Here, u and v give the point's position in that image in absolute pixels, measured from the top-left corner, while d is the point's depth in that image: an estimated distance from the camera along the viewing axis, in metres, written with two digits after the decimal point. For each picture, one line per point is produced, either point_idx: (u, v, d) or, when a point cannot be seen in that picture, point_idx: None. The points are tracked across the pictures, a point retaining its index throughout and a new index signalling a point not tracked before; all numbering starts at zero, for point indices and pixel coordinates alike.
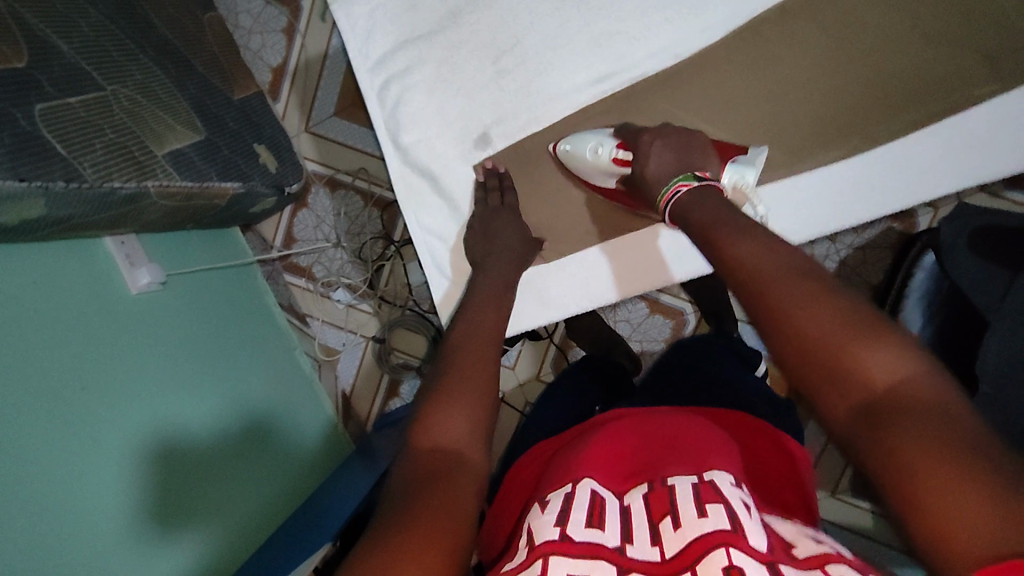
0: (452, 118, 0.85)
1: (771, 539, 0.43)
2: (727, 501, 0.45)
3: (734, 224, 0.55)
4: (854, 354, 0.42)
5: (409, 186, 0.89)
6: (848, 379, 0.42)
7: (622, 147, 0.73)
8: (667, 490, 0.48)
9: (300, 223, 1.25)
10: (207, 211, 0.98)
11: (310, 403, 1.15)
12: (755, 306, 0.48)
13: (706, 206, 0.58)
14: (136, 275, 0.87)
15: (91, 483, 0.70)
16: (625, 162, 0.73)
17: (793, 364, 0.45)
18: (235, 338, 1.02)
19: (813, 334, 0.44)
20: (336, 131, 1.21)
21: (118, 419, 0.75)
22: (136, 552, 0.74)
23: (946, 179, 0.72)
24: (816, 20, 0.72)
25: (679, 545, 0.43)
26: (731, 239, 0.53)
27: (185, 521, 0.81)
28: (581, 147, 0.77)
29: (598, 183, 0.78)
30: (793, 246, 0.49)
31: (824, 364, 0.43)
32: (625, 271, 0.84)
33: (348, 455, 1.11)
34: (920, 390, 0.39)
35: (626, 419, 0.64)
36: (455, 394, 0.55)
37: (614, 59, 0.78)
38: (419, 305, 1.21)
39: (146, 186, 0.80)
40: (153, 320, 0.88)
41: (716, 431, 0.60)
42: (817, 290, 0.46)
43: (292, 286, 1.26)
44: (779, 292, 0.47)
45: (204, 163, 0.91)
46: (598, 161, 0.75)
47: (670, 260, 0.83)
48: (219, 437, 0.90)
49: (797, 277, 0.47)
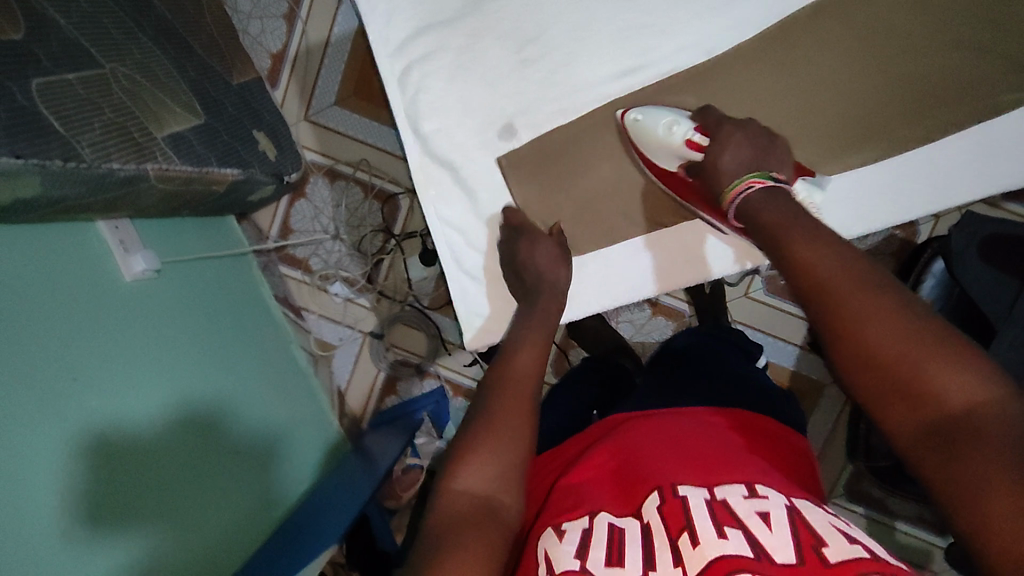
0: (473, 107, 0.82)
1: (799, 541, 0.37)
2: (745, 522, 0.39)
3: (804, 230, 0.52)
4: (929, 373, 0.41)
5: (427, 176, 0.86)
6: (918, 399, 0.41)
7: (700, 130, 0.70)
8: (680, 501, 0.42)
9: (296, 214, 1.21)
10: (204, 198, 0.95)
11: (303, 395, 1.11)
12: (821, 318, 0.46)
13: (779, 210, 0.56)
14: (130, 262, 0.83)
15: (84, 484, 0.65)
16: (699, 147, 0.70)
17: (861, 379, 0.44)
18: (228, 329, 0.99)
19: (884, 352, 0.42)
20: (337, 121, 1.18)
21: (111, 414, 0.71)
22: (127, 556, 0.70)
23: (970, 185, 0.72)
24: (848, 22, 0.71)
25: (699, 566, 0.37)
26: (800, 246, 0.51)
27: (179, 525, 0.77)
28: (654, 122, 0.73)
29: (662, 165, 0.76)
30: (860, 256, 0.48)
31: (894, 381, 0.42)
32: (665, 265, 0.83)
33: (344, 456, 1.08)
34: (996, 416, 0.38)
35: (629, 423, 0.57)
36: (503, 415, 0.52)
37: (641, 53, 0.77)
38: (418, 301, 1.19)
39: (145, 169, 0.76)
40: (146, 310, 0.83)
41: (721, 431, 0.54)
42: (891, 304, 0.44)
43: (288, 277, 1.22)
44: (848, 304, 0.45)
45: (203, 148, 0.87)
46: (670, 139, 0.72)
47: (714, 260, 0.82)
48: (216, 431, 0.86)
49: (870, 289, 0.45)
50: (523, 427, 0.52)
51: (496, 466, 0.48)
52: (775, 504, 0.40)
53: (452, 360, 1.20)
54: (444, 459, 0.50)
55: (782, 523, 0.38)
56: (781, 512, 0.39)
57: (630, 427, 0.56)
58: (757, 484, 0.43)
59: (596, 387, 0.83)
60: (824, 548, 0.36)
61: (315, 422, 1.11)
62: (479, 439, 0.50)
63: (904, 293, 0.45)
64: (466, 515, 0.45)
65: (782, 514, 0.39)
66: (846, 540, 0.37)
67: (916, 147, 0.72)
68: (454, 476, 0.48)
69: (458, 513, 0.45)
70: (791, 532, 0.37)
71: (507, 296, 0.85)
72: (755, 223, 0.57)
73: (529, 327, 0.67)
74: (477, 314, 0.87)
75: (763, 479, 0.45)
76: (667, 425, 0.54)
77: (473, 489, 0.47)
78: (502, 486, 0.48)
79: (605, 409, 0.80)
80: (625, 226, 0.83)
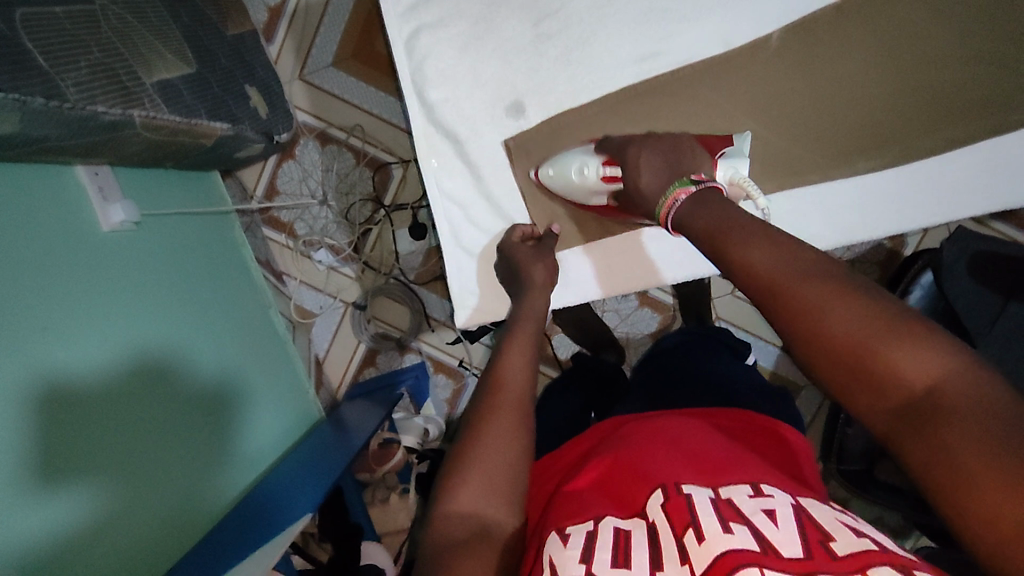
0: (484, 80, 0.80)
1: (805, 536, 0.35)
2: (752, 518, 0.37)
3: (738, 224, 0.48)
4: (883, 354, 0.36)
5: (429, 145, 0.83)
6: (880, 383, 0.36)
7: (608, 163, 0.72)
8: (685, 499, 0.40)
9: (284, 174, 1.18)
10: (191, 150, 0.91)
11: (279, 360, 1.07)
12: (771, 309, 0.43)
13: (709, 210, 0.52)
14: (109, 211, 0.79)
15: (66, 447, 0.61)
16: (615, 177, 0.71)
17: (821, 369, 0.40)
18: (208, 287, 0.95)
19: (837, 337, 0.38)
20: (333, 83, 1.14)
21: (88, 370, 0.67)
22: (115, 521, 0.66)
23: (969, 202, 0.73)
24: (872, 22, 0.69)
25: (705, 563, 0.34)
26: (734, 242, 0.47)
27: (161, 489, 0.73)
28: (564, 172, 0.76)
29: (590, 202, 0.77)
30: (798, 244, 0.44)
31: (855, 368, 0.37)
32: (611, 268, 0.83)
33: (320, 427, 1.06)
34: (965, 387, 0.34)
35: (630, 426, 0.55)
36: (493, 427, 0.49)
37: (660, 38, 0.75)
38: (404, 274, 1.18)
39: (131, 115, 0.72)
40: (125, 261, 0.79)
41: (721, 433, 0.52)
42: (832, 288, 0.40)
43: (270, 240, 1.19)
44: (793, 292, 0.41)
45: (192, 97, 0.83)
46: (585, 181, 0.74)
47: (662, 261, 0.82)
48: (193, 392, 0.82)
49: (812, 275, 0.41)
50: (513, 437, 0.49)
51: (485, 482, 0.46)
52: (781, 502, 0.39)
53: (435, 337, 1.18)
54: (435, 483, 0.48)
55: (789, 521, 0.37)
56: (788, 510, 0.38)
57: (633, 429, 0.54)
58: (763, 483, 0.42)
59: (591, 389, 0.83)
60: (832, 545, 0.34)
61: (295, 391, 1.08)
62: (465, 457, 0.47)
63: (845, 274, 0.41)
64: (458, 541, 0.43)
65: (789, 512, 0.37)
66: (855, 534, 0.35)
67: (926, 159, 0.72)
68: (445, 500, 0.45)
69: (451, 540, 0.43)
70: (798, 529, 0.36)
71: (502, 293, 0.84)
72: (689, 230, 0.53)
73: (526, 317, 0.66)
74: (469, 293, 0.86)
75: (769, 479, 0.43)
76: (669, 429, 0.52)
77: (471, 507, 0.45)
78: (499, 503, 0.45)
79: (602, 411, 0.79)
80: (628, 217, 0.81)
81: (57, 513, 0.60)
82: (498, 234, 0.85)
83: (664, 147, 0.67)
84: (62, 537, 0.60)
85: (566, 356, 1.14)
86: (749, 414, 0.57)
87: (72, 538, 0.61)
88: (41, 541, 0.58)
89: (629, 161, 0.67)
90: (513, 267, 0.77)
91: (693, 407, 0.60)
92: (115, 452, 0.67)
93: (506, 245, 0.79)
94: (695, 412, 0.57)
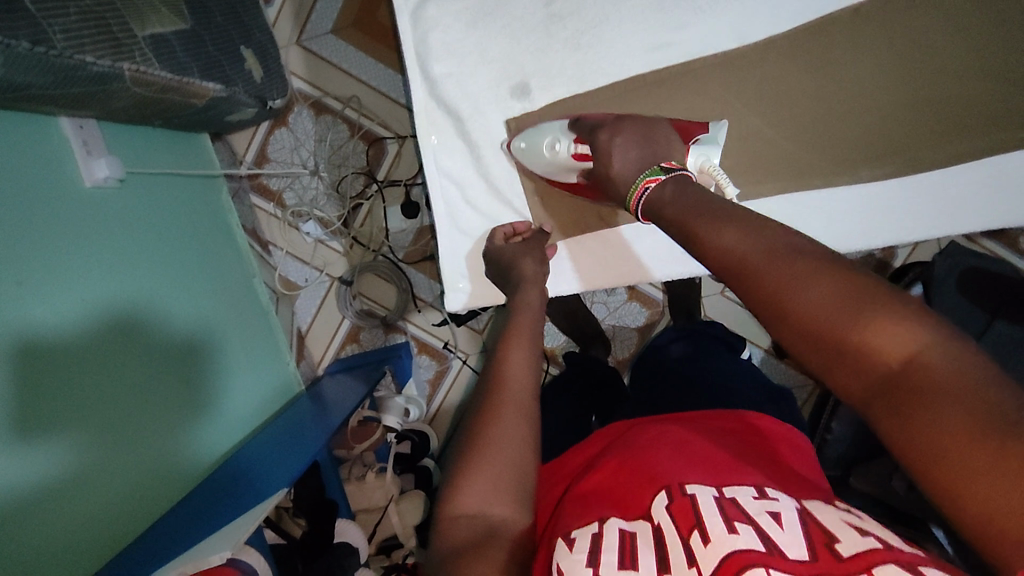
0: (490, 58, 0.78)
1: (811, 539, 0.35)
2: (757, 519, 0.37)
3: (713, 210, 0.47)
4: (860, 327, 0.35)
5: (430, 120, 0.81)
6: (856, 361, 0.35)
7: (580, 141, 0.72)
8: (689, 501, 0.39)
9: (275, 142, 1.15)
10: (180, 108, 0.88)
11: (261, 328, 1.05)
12: (745, 292, 0.42)
13: (685, 195, 0.51)
14: (93, 166, 0.77)
15: (40, 407, 0.59)
16: (586, 155, 0.72)
17: (800, 350, 0.38)
18: (191, 253, 0.92)
19: (810, 316, 0.37)
20: (331, 51, 1.12)
21: (63, 330, 0.64)
22: (86, 484, 0.64)
23: (971, 216, 0.73)
24: (885, 29, 0.69)
25: (713, 562, 0.34)
26: (707, 226, 0.46)
27: (136, 451, 0.71)
28: (537, 145, 0.76)
29: (558, 179, 0.78)
30: (772, 225, 0.43)
31: (830, 347, 0.36)
32: (606, 263, 0.83)
33: (300, 402, 1.04)
34: (942, 361, 0.32)
35: (632, 431, 0.54)
36: (498, 418, 0.48)
37: (674, 28, 0.73)
38: (394, 253, 1.16)
39: (120, 67, 0.69)
40: (107, 219, 0.76)
41: (723, 437, 0.51)
42: (806, 266, 0.39)
43: (258, 209, 1.17)
44: (766, 274, 0.40)
45: (185, 54, 0.80)
46: (556, 157, 0.75)
47: (654, 259, 0.82)
48: (169, 354, 0.80)
49: (782, 255, 0.40)
50: (521, 422, 0.48)
51: (493, 482, 0.44)
52: (786, 505, 0.38)
53: (421, 319, 1.18)
54: (443, 479, 0.47)
55: (794, 524, 0.36)
56: (793, 514, 0.37)
57: (636, 433, 0.53)
58: (767, 485, 0.42)
59: (582, 386, 0.82)
60: (837, 546, 0.34)
61: (276, 363, 1.07)
62: (470, 451, 0.46)
63: (821, 250, 0.40)
64: (464, 545, 0.42)
65: (793, 516, 0.37)
66: (860, 534, 0.35)
67: (932, 169, 0.72)
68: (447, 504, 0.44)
69: (458, 543, 0.42)
70: (803, 532, 0.35)
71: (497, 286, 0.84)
72: (664, 217, 0.52)
73: (521, 304, 0.65)
74: (463, 275, 0.85)
75: (773, 483, 0.43)
76: (673, 433, 0.51)
77: (473, 496, 0.44)
78: (500, 497, 0.44)
79: (603, 415, 0.79)
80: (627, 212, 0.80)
81: (25, 474, 0.57)
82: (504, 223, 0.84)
83: (637, 131, 0.66)
84: (34, 499, 0.58)
85: (553, 346, 1.13)
86: (761, 416, 0.56)
87: (44, 500, 0.59)
88: (12, 503, 0.56)
89: (600, 147, 0.67)
90: (512, 253, 0.75)
91: (693, 410, 0.59)
92: (86, 414, 0.65)
93: (504, 239, 0.79)
94: (697, 417, 0.57)
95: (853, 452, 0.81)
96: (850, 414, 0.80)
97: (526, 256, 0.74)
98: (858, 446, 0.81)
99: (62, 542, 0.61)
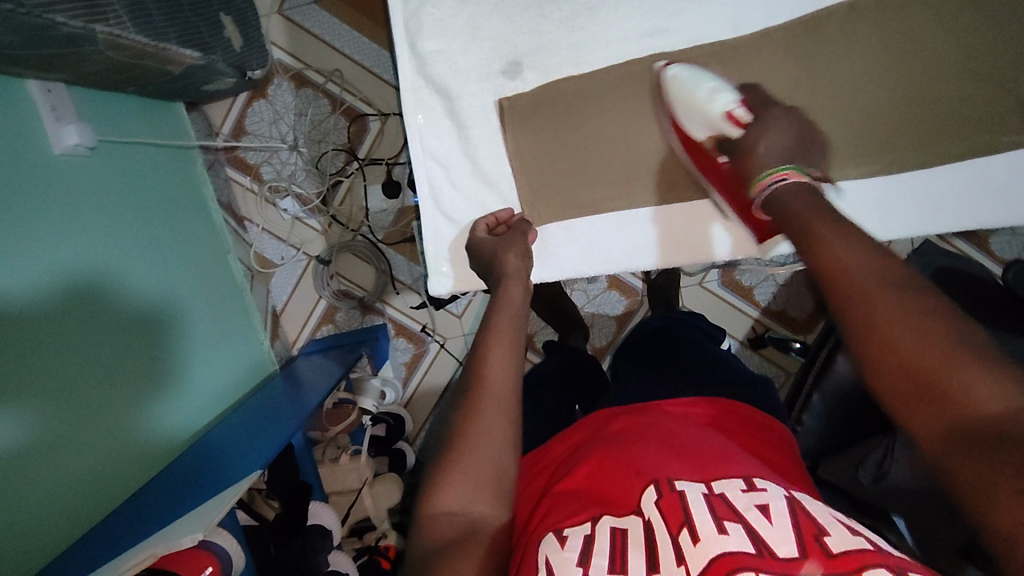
0: (482, 35, 0.75)
1: (799, 531, 0.36)
2: (746, 517, 0.37)
3: (835, 230, 0.50)
4: (953, 371, 0.37)
5: (417, 98, 0.79)
6: (940, 400, 0.37)
7: (743, 106, 0.69)
8: (678, 496, 0.40)
9: (253, 114, 1.12)
10: (156, 74, 0.84)
11: (231, 305, 1.02)
12: (843, 318, 0.44)
13: (808, 206, 0.56)
14: (62, 132, 0.73)
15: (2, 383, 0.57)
16: (741, 122, 0.69)
17: (883, 380, 0.40)
18: (162, 226, 0.89)
19: (905, 352, 0.39)
20: (314, 22, 1.09)
21: (28, 302, 0.61)
22: (50, 466, 0.62)
23: (965, 215, 0.74)
24: (877, 27, 0.69)
25: (701, 563, 0.35)
26: (828, 243, 0.49)
27: (98, 431, 0.68)
28: (693, 85, 0.70)
29: (688, 126, 0.73)
30: (890, 260, 0.45)
31: (918, 382, 0.38)
32: (670, 239, 0.80)
33: (275, 382, 1.02)
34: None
35: (622, 419, 0.55)
36: (478, 409, 0.47)
37: (670, 14, 0.72)
38: (373, 233, 1.14)
39: (94, 29, 0.65)
40: (73, 187, 0.73)
41: (708, 431, 0.52)
42: (918, 307, 0.40)
43: (233, 182, 1.14)
44: (872, 304, 0.42)
45: (163, 20, 0.76)
46: (709, 106, 0.70)
47: (718, 243, 0.80)
48: (136, 330, 0.77)
49: (892, 289, 0.42)
50: (506, 422, 0.47)
51: (476, 477, 0.44)
52: (774, 496, 0.39)
53: (399, 301, 1.16)
54: (426, 473, 0.46)
55: (782, 516, 0.37)
56: (782, 506, 0.38)
57: (625, 423, 0.53)
58: (755, 477, 0.42)
59: (564, 377, 0.82)
60: (826, 540, 0.35)
61: (248, 342, 1.04)
62: (456, 446, 0.46)
63: (928, 295, 0.42)
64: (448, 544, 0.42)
65: (782, 506, 0.38)
66: (848, 531, 0.36)
67: (915, 170, 0.73)
68: (429, 497, 0.44)
69: (440, 542, 0.42)
70: (791, 523, 0.36)
71: (479, 279, 0.83)
72: (786, 214, 0.57)
73: (506, 290, 0.64)
74: (446, 259, 0.84)
75: (760, 475, 0.43)
76: (658, 425, 0.52)
77: (459, 490, 0.43)
78: (481, 493, 0.44)
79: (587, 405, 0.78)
80: (614, 199, 0.80)
81: None
82: (488, 208, 0.83)
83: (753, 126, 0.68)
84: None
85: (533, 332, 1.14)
86: (745, 408, 0.58)
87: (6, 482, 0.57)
88: None
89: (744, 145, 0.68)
90: (500, 241, 0.74)
91: (673, 398, 0.60)
92: (51, 390, 0.63)
93: (486, 232, 0.78)
94: (681, 403, 0.58)
95: (822, 442, 0.77)
96: (822, 406, 0.76)
97: (514, 244, 0.73)
98: (827, 438, 0.77)
99: (24, 523, 0.59)
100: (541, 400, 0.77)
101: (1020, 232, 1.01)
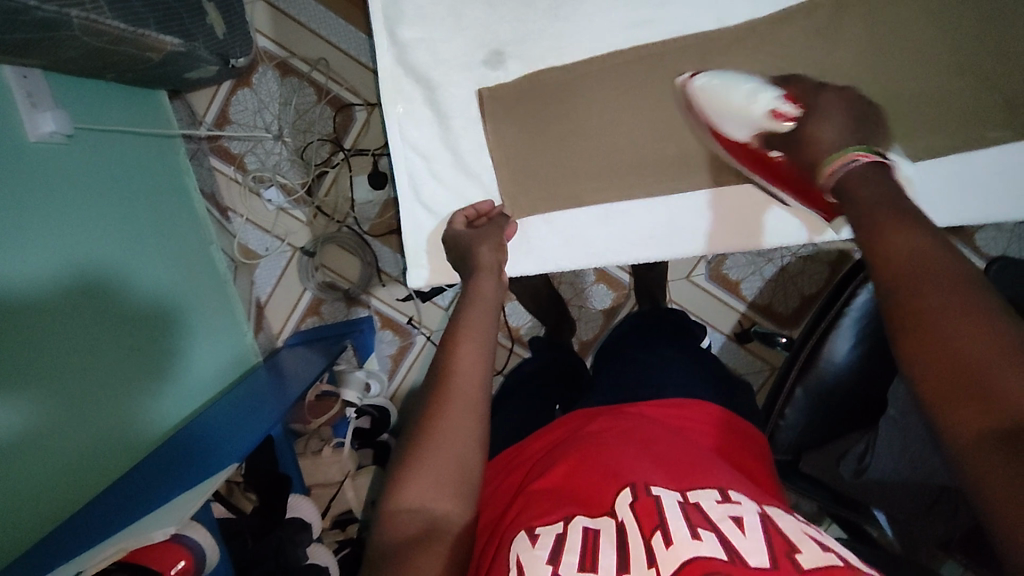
0: (465, 25, 0.75)
1: (772, 547, 0.35)
2: (719, 526, 0.37)
3: (895, 218, 0.49)
4: (1001, 374, 0.36)
5: (398, 87, 0.79)
6: (980, 401, 0.36)
7: (788, 100, 0.68)
8: (654, 501, 0.40)
9: (237, 103, 1.11)
10: (135, 61, 0.83)
11: (213, 296, 1.00)
12: (899, 312, 0.43)
13: (875, 186, 0.54)
14: (37, 119, 0.71)
15: None
16: (789, 116, 0.67)
17: (929, 377, 0.40)
18: (143, 217, 0.88)
19: (961, 351, 0.38)
20: (300, 10, 1.07)
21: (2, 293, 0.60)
22: (23, 459, 0.61)
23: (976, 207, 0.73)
24: (865, 20, 0.69)
25: (672, 566, 0.34)
26: (900, 230, 0.48)
27: (74, 422, 0.67)
28: (727, 90, 0.70)
29: (728, 131, 0.71)
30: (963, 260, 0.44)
31: (966, 383, 0.37)
32: (724, 224, 0.78)
33: (256, 374, 1.02)
34: None
35: (601, 419, 0.54)
36: (446, 405, 0.47)
37: (656, 5, 0.72)
38: (358, 225, 1.13)
39: (69, 13, 0.64)
40: (50, 175, 0.72)
41: (685, 436, 0.52)
42: (980, 309, 0.40)
43: (217, 172, 1.13)
44: (931, 301, 0.42)
45: (143, 6, 0.75)
46: (751, 106, 0.69)
47: (770, 230, 0.78)
48: (114, 320, 0.76)
49: (960, 289, 0.41)
50: (476, 420, 0.47)
51: (441, 476, 0.43)
52: (749, 510, 0.39)
53: (385, 293, 1.15)
54: (392, 467, 0.46)
55: (756, 530, 0.37)
56: (755, 520, 0.38)
57: (604, 424, 0.53)
58: (730, 489, 0.42)
59: (546, 373, 0.82)
60: (797, 557, 0.34)
61: (231, 334, 1.03)
62: (424, 442, 0.45)
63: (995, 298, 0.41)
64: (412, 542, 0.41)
65: (755, 521, 0.38)
66: (820, 548, 0.35)
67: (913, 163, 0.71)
68: (392, 493, 0.43)
69: (401, 539, 0.41)
70: (764, 538, 0.36)
71: (455, 273, 0.83)
72: (846, 199, 0.55)
73: (486, 284, 0.63)
74: (426, 253, 0.83)
75: (735, 486, 0.43)
76: (636, 428, 0.51)
77: (427, 488, 0.43)
78: (443, 492, 0.43)
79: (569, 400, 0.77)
80: (599, 193, 0.79)
81: None
82: (471, 200, 0.82)
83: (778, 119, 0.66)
84: None
85: (519, 325, 1.13)
86: (722, 411, 0.58)
87: None
88: None
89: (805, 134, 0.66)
90: (476, 234, 0.74)
91: (648, 398, 0.60)
92: (26, 383, 0.62)
93: (463, 224, 0.78)
94: (659, 405, 0.57)
95: (806, 433, 0.75)
96: (806, 399, 0.74)
97: (488, 238, 0.73)
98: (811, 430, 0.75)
99: None
100: (523, 396, 0.77)
101: (1005, 228, 1.01)
